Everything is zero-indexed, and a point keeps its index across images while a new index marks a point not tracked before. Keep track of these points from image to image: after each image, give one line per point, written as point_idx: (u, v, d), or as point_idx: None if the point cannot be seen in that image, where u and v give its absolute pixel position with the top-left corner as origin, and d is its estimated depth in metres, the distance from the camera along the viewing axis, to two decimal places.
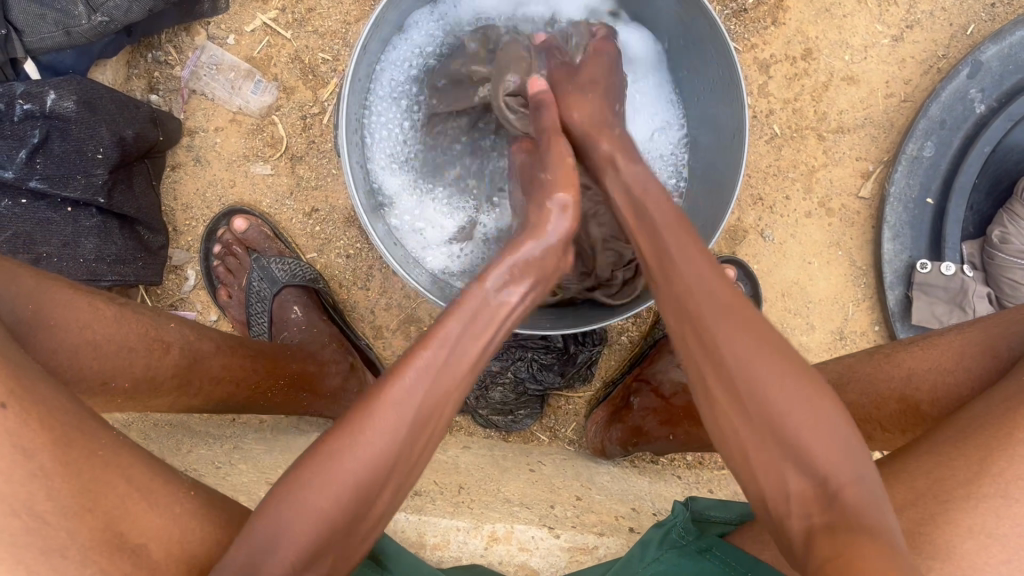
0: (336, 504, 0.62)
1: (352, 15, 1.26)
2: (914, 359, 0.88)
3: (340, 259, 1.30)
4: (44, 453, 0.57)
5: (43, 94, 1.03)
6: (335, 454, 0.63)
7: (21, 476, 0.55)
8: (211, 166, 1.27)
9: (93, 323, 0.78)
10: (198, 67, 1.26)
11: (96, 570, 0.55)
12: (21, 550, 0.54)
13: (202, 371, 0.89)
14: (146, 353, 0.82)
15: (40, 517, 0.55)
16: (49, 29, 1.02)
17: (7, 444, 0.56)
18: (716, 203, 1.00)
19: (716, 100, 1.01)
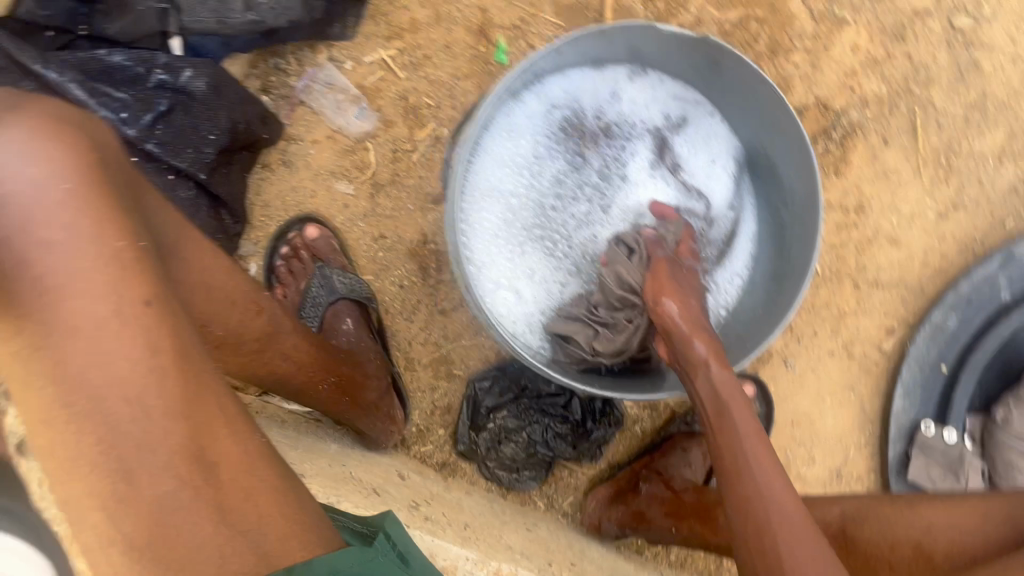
0: (29, 287, 0.64)
1: (463, 71, 1.37)
2: (937, 514, 0.95)
3: (392, 287, 1.37)
4: (166, 358, 0.67)
5: (181, 70, 1.13)
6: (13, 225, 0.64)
7: (144, 368, 0.66)
8: (300, 173, 1.35)
9: (212, 273, 0.85)
10: (313, 82, 1.34)
11: (173, 474, 0.64)
12: (119, 437, 0.64)
13: (275, 349, 0.95)
14: (241, 312, 0.88)
15: (147, 410, 0.65)
16: (205, 15, 1.10)
17: (141, 337, 0.66)
18: (789, 279, 1.04)
19: (787, 174, 1.06)
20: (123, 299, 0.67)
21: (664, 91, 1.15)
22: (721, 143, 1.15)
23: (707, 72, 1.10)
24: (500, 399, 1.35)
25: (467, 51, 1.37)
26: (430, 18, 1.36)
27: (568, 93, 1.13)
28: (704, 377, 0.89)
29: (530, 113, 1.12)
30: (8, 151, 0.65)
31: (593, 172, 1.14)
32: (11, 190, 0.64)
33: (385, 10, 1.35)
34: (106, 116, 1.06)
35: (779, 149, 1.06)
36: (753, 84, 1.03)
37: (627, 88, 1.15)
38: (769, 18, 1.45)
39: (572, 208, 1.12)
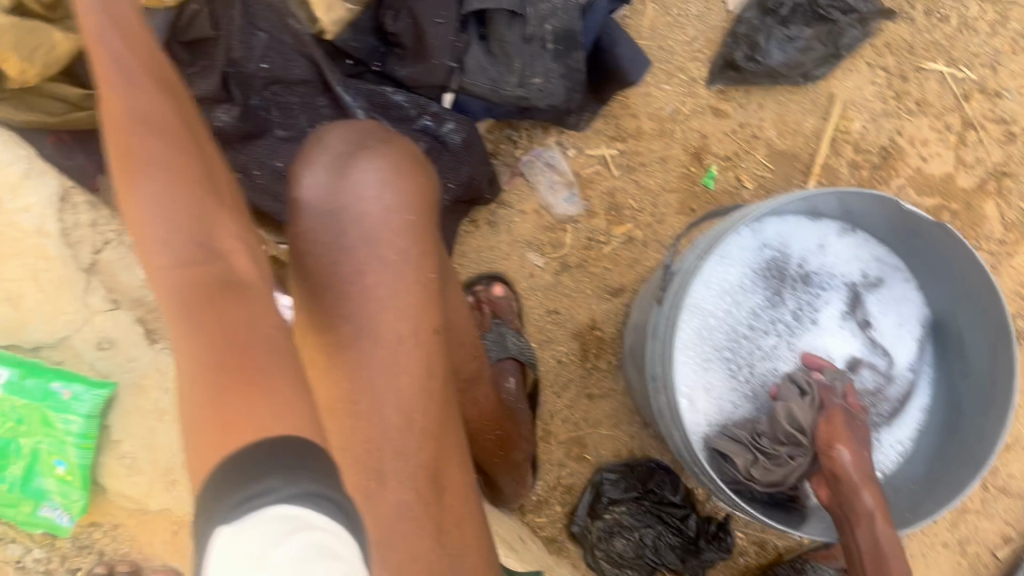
0: (357, 300, 0.81)
1: (671, 185, 1.47)
2: None
3: (551, 361, 1.44)
4: (436, 385, 0.81)
5: (445, 121, 1.24)
6: (364, 238, 0.81)
7: (418, 388, 0.79)
8: (500, 235, 1.45)
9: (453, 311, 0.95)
10: (536, 160, 1.45)
11: (412, 488, 0.77)
12: (383, 444, 0.78)
13: (467, 394, 1.08)
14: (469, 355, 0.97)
15: (411, 423, 0.78)
16: (482, 80, 1.22)
17: (423, 362, 0.80)
18: (965, 454, 1.09)
19: (982, 356, 1.12)
20: (420, 324, 0.81)
21: (867, 250, 1.23)
22: (911, 308, 1.22)
23: (917, 245, 1.17)
24: (623, 494, 1.40)
25: (679, 168, 1.47)
26: (654, 130, 1.47)
27: (781, 236, 1.19)
28: (867, 531, 0.98)
29: (745, 244, 1.17)
30: (374, 176, 0.82)
31: (790, 312, 1.19)
32: (370, 209, 0.81)
33: (617, 113, 1.47)
34: None
35: (977, 330, 1.12)
36: (964, 271, 1.10)
37: (834, 242, 1.22)
38: (962, 212, 1.52)
39: (763, 340, 1.17)
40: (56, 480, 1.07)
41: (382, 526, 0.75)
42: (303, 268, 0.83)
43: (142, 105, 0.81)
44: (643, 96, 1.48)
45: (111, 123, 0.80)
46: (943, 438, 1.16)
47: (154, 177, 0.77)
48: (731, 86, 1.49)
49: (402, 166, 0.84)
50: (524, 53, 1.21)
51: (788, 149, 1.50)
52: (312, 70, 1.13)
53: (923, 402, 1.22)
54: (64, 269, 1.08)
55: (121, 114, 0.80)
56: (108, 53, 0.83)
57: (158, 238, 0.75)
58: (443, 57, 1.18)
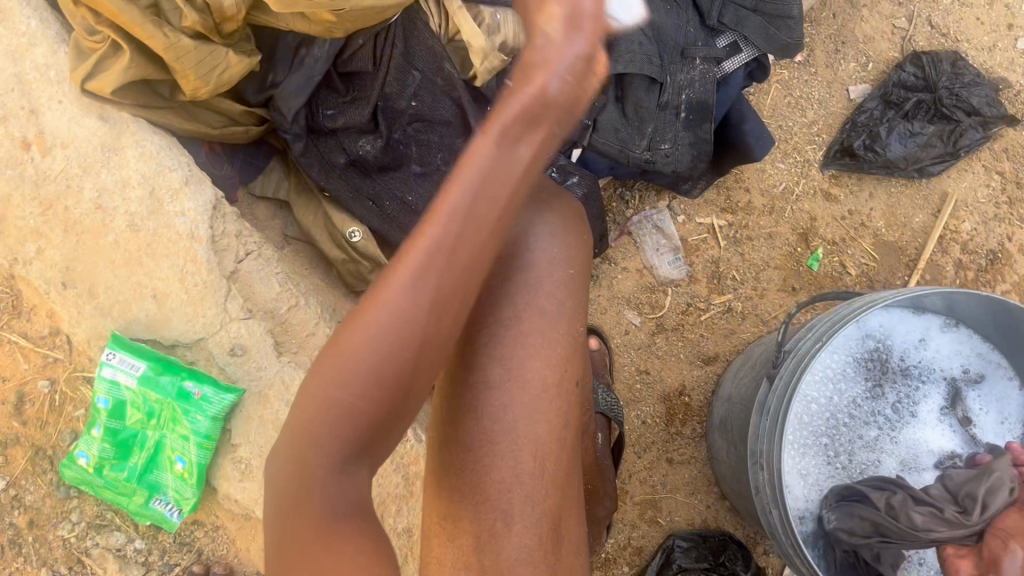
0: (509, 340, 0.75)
1: (775, 261, 1.48)
2: None
3: (636, 421, 1.45)
4: (570, 432, 0.76)
5: (569, 175, 1.28)
6: (529, 287, 0.77)
7: (557, 433, 0.74)
8: (601, 290, 1.47)
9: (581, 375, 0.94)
10: (645, 220, 1.48)
11: (537, 529, 0.71)
12: (518, 480, 0.71)
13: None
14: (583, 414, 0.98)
15: (545, 466, 0.72)
16: (613, 141, 1.25)
17: (563, 407, 0.75)
18: None
19: None
20: (564, 377, 0.77)
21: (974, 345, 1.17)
22: (1017, 410, 1.16)
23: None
24: (694, 565, 1.39)
25: (785, 246, 1.48)
26: (764, 207, 1.49)
27: (885, 328, 1.16)
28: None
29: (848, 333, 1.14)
30: (545, 230, 0.79)
31: (891, 405, 1.15)
32: (539, 261, 0.78)
33: (730, 185, 1.49)
34: None
35: None
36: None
37: (940, 335, 1.17)
38: None
39: (863, 431, 1.13)
40: (174, 475, 0.97)
41: (498, 569, 0.69)
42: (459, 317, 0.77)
43: (442, 267, 0.62)
44: (758, 171, 1.50)
45: (404, 262, 0.62)
46: None
47: (364, 363, 0.61)
48: (846, 172, 1.51)
49: (571, 225, 0.80)
50: (657, 119, 1.25)
51: (895, 241, 1.51)
52: (456, 112, 1.18)
53: None
54: (210, 273, 1.00)
55: (417, 259, 0.62)
56: (466, 176, 0.63)
57: (319, 432, 0.60)
58: (582, 116, 1.22)
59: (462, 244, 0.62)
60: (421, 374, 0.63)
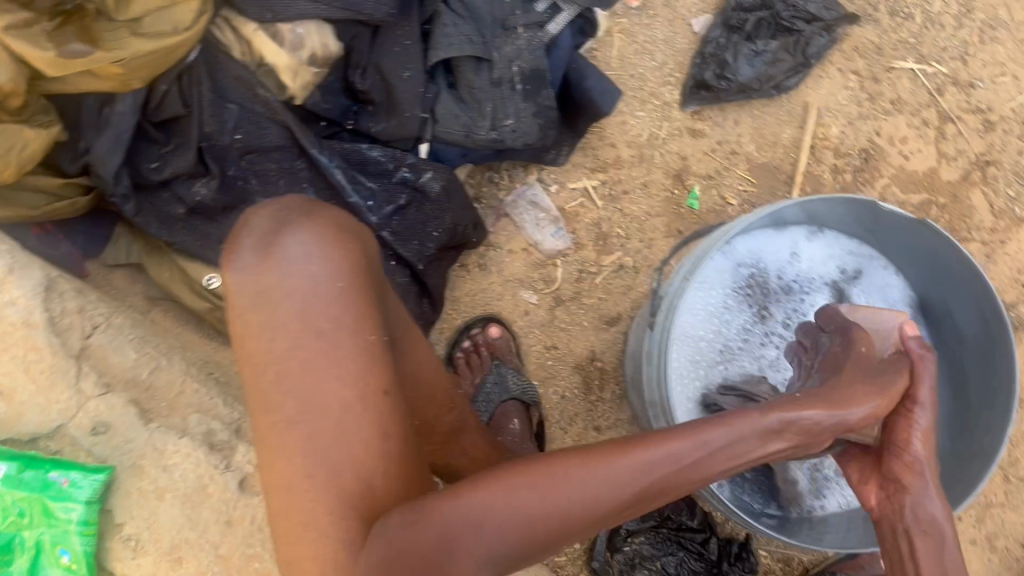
0: (293, 371, 0.79)
1: (655, 209, 1.47)
2: None
3: (554, 396, 1.44)
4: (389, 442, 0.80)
5: (422, 171, 1.25)
6: (297, 309, 0.81)
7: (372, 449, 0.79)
8: (491, 276, 1.45)
9: (426, 366, 0.98)
10: (520, 199, 1.46)
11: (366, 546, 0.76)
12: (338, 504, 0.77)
13: (456, 444, 1.08)
14: (438, 407, 1.02)
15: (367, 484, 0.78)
16: (456, 128, 1.24)
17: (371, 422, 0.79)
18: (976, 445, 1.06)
19: (977, 339, 1.09)
20: (365, 386, 0.80)
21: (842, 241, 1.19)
22: (895, 292, 1.19)
23: (886, 229, 1.13)
24: (640, 524, 1.38)
25: (662, 192, 1.48)
26: (633, 157, 1.48)
27: (754, 252, 1.17)
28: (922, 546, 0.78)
29: (721, 265, 1.15)
30: (300, 251, 0.82)
31: (778, 323, 1.16)
32: (298, 284, 0.82)
33: (596, 144, 1.48)
34: (356, 202, 1.19)
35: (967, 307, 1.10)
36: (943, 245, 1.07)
37: (808, 241, 1.19)
38: (950, 206, 1.52)
39: (757, 356, 1.15)
40: (61, 569, 0.92)
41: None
42: (247, 360, 0.81)
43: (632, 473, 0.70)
44: (620, 124, 1.49)
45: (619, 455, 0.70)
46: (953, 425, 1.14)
47: (522, 500, 0.68)
48: (707, 106, 1.50)
49: (328, 235, 0.83)
50: (494, 96, 1.23)
51: (769, 162, 1.50)
52: (285, 136, 1.15)
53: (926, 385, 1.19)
54: (54, 356, 0.98)
55: (624, 463, 0.70)
56: (727, 428, 0.73)
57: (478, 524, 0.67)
58: (413, 109, 1.20)
59: (650, 474, 0.71)
60: (552, 542, 0.70)
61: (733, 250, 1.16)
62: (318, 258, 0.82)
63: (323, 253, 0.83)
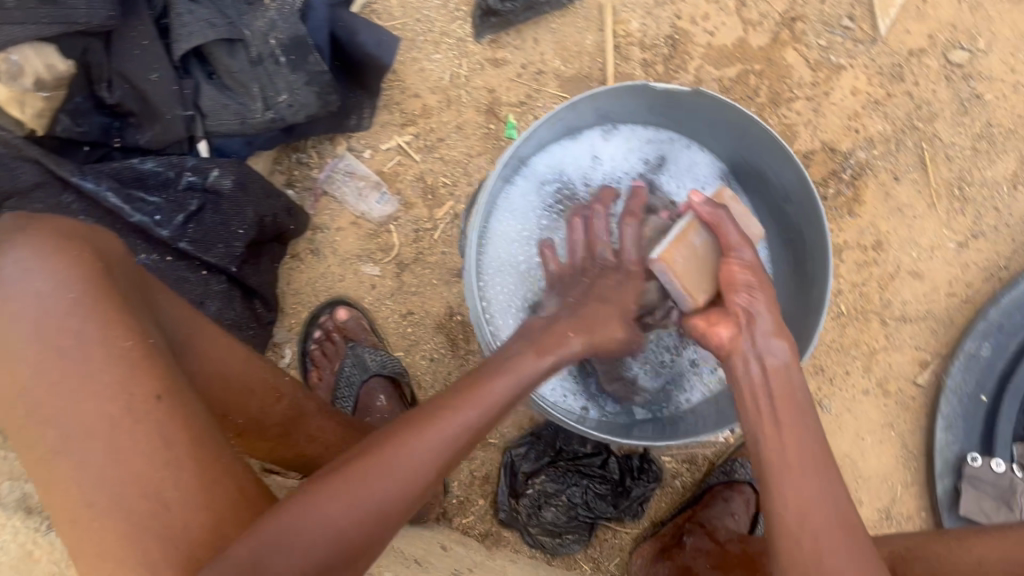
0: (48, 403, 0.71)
1: (476, 150, 1.43)
2: (985, 547, 0.92)
3: (423, 361, 1.40)
4: (179, 447, 0.71)
5: (207, 170, 1.20)
6: (33, 341, 0.73)
7: (158, 459, 0.69)
8: (327, 260, 1.40)
9: (227, 360, 0.92)
10: (335, 172, 1.41)
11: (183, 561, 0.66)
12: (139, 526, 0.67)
13: (301, 431, 1.02)
14: (260, 398, 0.95)
15: (163, 496, 0.68)
16: (229, 117, 1.18)
17: (153, 430, 0.71)
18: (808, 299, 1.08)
19: (786, 196, 1.10)
20: (135, 395, 0.72)
21: (643, 132, 1.19)
22: (706, 169, 1.20)
23: (672, 113, 1.13)
24: (537, 463, 1.36)
25: (478, 130, 1.43)
26: (440, 102, 1.43)
27: (556, 166, 1.16)
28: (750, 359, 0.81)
29: (527, 192, 1.16)
30: (18, 274, 0.75)
31: None
32: (29, 308, 0.74)
33: (398, 99, 1.43)
34: (142, 220, 1.14)
35: (767, 167, 1.11)
36: (721, 112, 1.07)
37: (609, 140, 1.18)
38: (767, 70, 1.49)
39: None
40: None
41: None
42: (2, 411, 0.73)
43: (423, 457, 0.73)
44: (418, 72, 1.44)
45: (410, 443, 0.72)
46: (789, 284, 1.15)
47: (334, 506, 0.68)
48: (501, 32, 1.45)
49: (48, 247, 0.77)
50: (257, 76, 1.17)
51: (577, 73, 1.46)
52: (41, 171, 1.08)
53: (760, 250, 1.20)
54: None
55: (417, 445, 0.73)
56: (499, 388, 0.81)
57: (290, 532, 0.65)
58: (174, 108, 1.14)
59: (446, 448, 0.74)
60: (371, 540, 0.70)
61: (534, 170, 1.15)
62: (44, 277, 0.75)
63: (47, 270, 0.76)
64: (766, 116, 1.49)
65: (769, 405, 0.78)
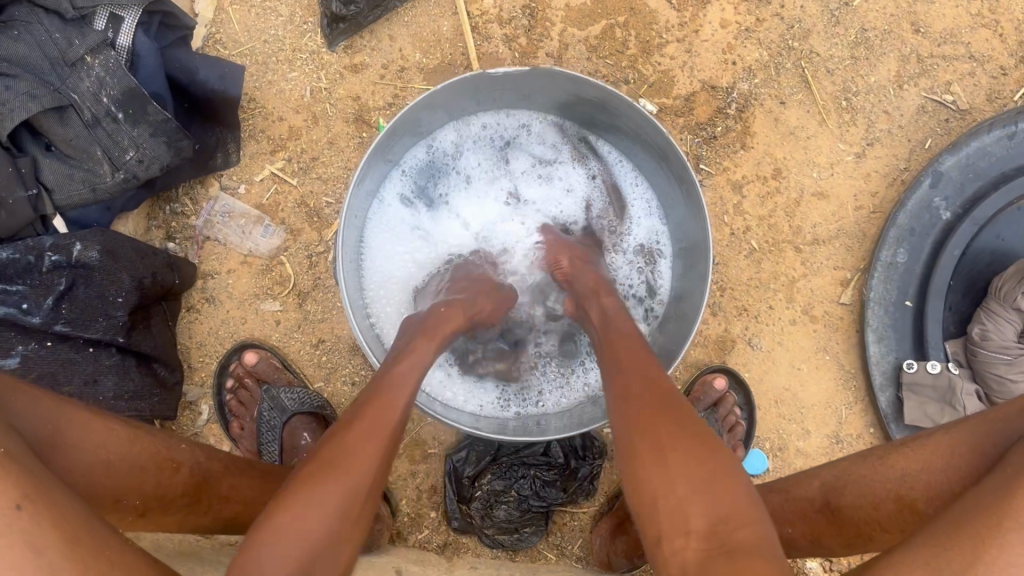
0: None
1: (353, 162, 1.39)
2: (908, 461, 0.89)
3: (346, 386, 1.36)
4: (53, 550, 0.61)
5: (70, 246, 1.13)
6: None
7: (29, 568, 0.59)
8: (225, 305, 1.36)
9: (107, 444, 0.83)
10: (212, 216, 1.36)
11: None
12: None
13: (210, 494, 0.96)
14: (156, 473, 0.88)
15: None
16: (77, 187, 1.14)
17: (19, 541, 0.60)
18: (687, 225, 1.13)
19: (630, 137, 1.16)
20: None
21: (483, 119, 1.25)
22: (549, 133, 1.27)
23: (498, 98, 1.19)
24: (479, 465, 1.33)
25: (351, 141, 1.39)
26: (307, 121, 1.38)
27: (409, 179, 1.25)
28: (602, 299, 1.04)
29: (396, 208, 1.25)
30: None
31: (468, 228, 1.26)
32: None
33: (263, 126, 1.38)
34: (8, 312, 1.08)
35: (600, 117, 1.16)
36: (532, 85, 1.12)
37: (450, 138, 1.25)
38: (632, 20, 1.45)
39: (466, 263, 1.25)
40: None
41: None
42: None
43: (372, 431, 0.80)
44: (278, 94, 1.39)
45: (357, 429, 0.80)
46: (668, 213, 1.21)
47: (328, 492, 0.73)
48: (354, 36, 1.39)
49: None
50: (96, 139, 1.13)
51: (440, 62, 1.42)
52: None
53: (635, 187, 1.26)
54: None
55: (364, 423, 0.80)
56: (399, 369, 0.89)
57: (286, 519, 0.70)
58: (15, 191, 1.08)
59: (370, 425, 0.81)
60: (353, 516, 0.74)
61: (393, 188, 1.24)
62: None
63: None
64: (639, 67, 1.46)
65: (610, 328, 0.98)
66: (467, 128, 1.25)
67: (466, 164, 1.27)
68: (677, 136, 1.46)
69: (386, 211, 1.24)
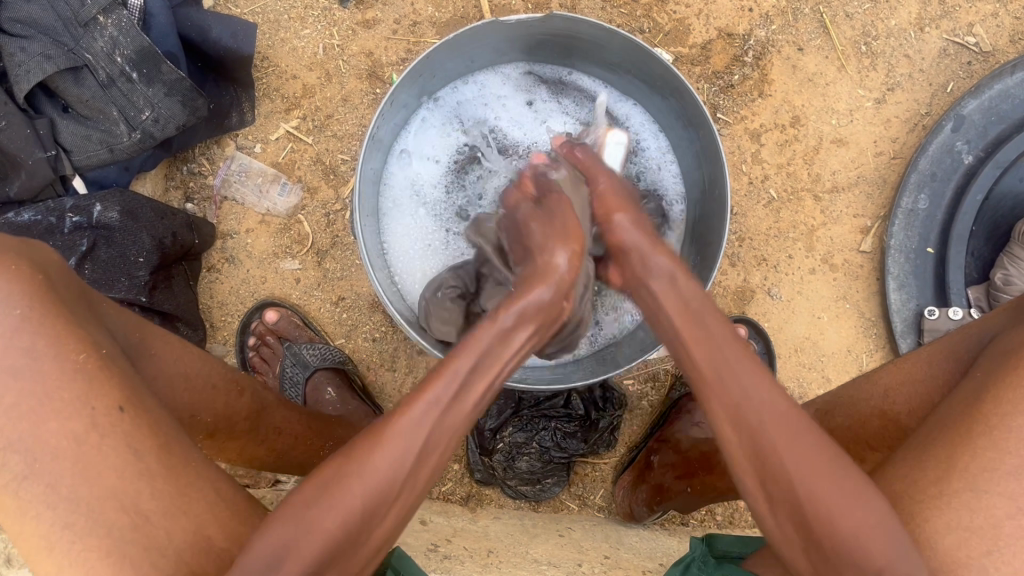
0: None
1: (368, 119, 1.39)
2: (890, 375, 0.90)
3: (366, 343, 1.37)
4: (151, 458, 0.64)
5: (90, 207, 1.14)
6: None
7: (131, 472, 0.63)
8: (245, 265, 1.37)
9: (183, 359, 0.86)
10: (229, 175, 1.37)
11: None
12: None
13: (268, 424, 0.98)
14: (225, 394, 0.90)
15: (144, 514, 0.62)
16: (95, 147, 1.15)
17: (123, 445, 0.64)
18: (687, 120, 1.12)
19: (600, 55, 1.15)
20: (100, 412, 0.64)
21: (456, 91, 1.24)
22: (516, 84, 1.26)
23: (461, 64, 1.17)
24: (500, 418, 1.33)
25: (364, 98, 1.38)
26: (320, 78, 1.38)
27: (407, 165, 1.24)
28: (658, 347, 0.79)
29: (406, 210, 1.24)
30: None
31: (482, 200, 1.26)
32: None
33: (277, 85, 1.38)
34: None
35: (563, 43, 1.15)
36: (484, 41, 1.11)
37: (429, 114, 1.25)
38: None
39: None
40: None
41: None
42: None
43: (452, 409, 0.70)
44: (290, 52, 1.38)
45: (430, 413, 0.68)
46: (660, 114, 1.21)
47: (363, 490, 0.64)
48: None
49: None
50: (112, 99, 1.13)
51: (453, 15, 1.40)
52: None
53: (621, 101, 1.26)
54: None
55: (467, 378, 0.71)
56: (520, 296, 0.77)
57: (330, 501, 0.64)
58: (33, 153, 1.10)
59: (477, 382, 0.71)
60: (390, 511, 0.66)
61: (393, 177, 1.24)
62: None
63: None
64: (654, 16, 1.44)
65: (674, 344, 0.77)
66: (440, 104, 1.25)
67: (454, 136, 1.26)
68: (693, 86, 1.44)
69: (397, 209, 1.24)
